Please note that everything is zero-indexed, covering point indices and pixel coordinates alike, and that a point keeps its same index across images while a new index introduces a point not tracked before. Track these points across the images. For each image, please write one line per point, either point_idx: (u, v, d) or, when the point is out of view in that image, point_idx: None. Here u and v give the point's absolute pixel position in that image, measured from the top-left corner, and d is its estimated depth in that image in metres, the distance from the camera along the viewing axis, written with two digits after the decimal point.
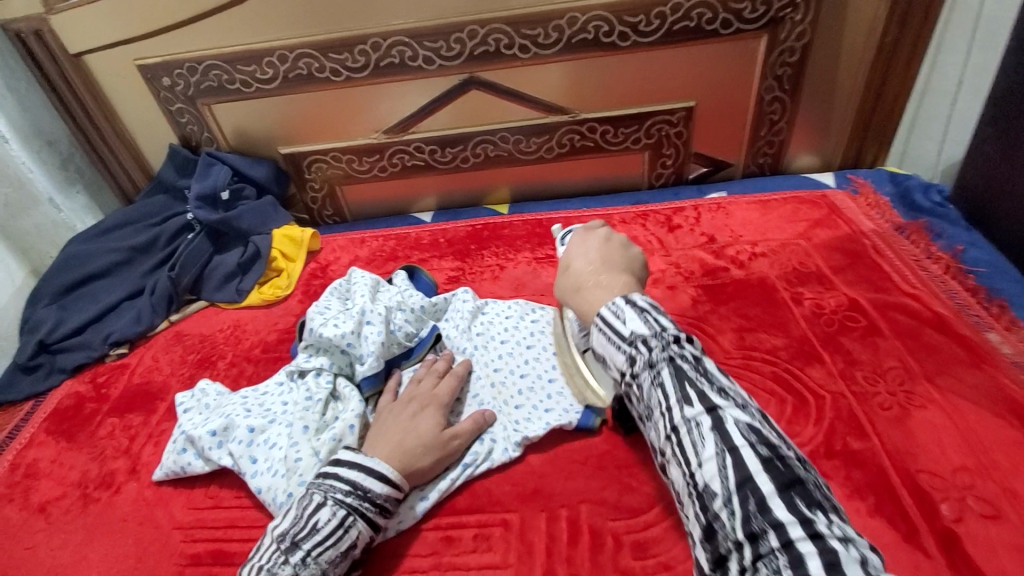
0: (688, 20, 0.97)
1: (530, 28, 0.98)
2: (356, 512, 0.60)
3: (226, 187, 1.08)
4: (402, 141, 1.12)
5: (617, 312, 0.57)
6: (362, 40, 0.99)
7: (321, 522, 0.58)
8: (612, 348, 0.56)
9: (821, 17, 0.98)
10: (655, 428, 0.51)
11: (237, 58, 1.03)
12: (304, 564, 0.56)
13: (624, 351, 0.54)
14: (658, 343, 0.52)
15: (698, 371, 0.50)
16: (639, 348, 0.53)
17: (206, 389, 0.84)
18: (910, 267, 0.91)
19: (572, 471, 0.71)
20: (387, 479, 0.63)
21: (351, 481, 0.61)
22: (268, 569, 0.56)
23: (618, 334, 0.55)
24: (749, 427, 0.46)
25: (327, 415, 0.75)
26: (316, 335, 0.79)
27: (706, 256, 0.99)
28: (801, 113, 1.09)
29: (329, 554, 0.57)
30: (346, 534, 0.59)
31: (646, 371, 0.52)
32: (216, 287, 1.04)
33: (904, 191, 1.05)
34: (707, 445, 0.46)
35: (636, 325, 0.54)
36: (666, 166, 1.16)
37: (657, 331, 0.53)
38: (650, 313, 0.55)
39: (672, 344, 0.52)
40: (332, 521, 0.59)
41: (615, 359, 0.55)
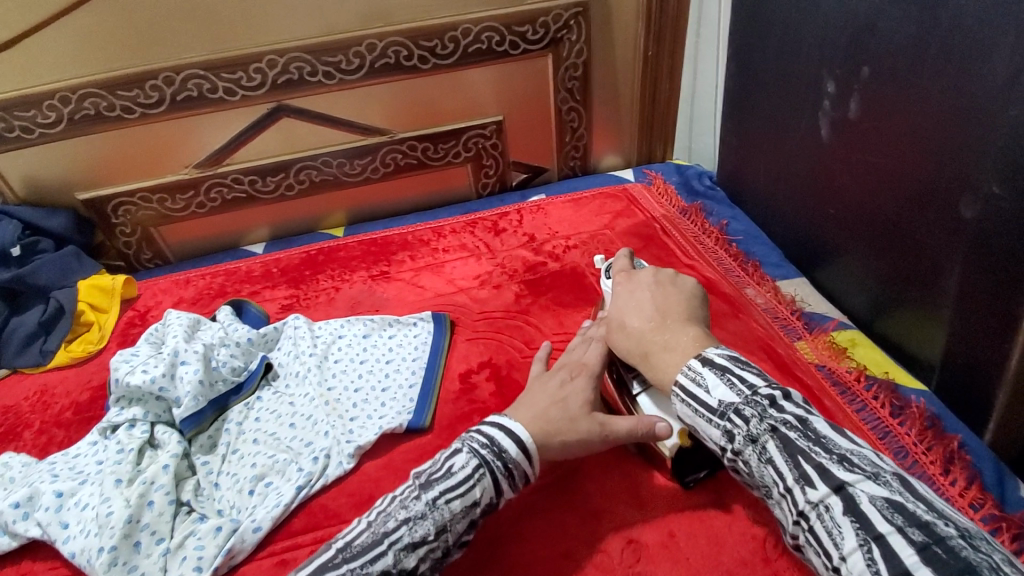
0: (479, 42, 1.07)
1: (330, 56, 1.01)
2: (486, 468, 0.58)
3: (18, 243, 0.99)
4: (217, 174, 1.09)
5: (695, 378, 0.58)
6: (151, 75, 0.96)
7: (455, 468, 0.58)
8: (703, 422, 0.57)
9: (594, 36, 1.13)
10: (779, 507, 0.52)
11: (13, 105, 0.94)
12: (433, 506, 0.55)
13: (717, 425, 0.56)
14: (751, 412, 0.54)
15: (809, 439, 0.51)
16: (734, 420, 0.54)
17: (8, 461, 0.76)
18: (689, 242, 1.07)
19: (405, 471, 0.74)
20: (522, 445, 0.60)
21: (489, 436, 0.61)
22: (399, 503, 0.56)
23: (705, 405, 0.57)
24: (887, 503, 0.45)
25: (141, 465, 0.71)
26: (124, 385, 0.76)
27: (527, 254, 1.08)
28: (596, 120, 1.24)
29: (456, 504, 0.56)
30: (473, 487, 0.57)
31: (749, 446, 0.53)
32: (16, 351, 0.94)
33: (685, 180, 1.24)
34: (845, 536, 0.45)
35: (723, 393, 0.56)
36: (489, 175, 1.24)
37: (747, 395, 0.55)
38: (733, 372, 0.57)
39: (768, 407, 0.54)
40: (464, 469, 0.58)
41: (710, 434, 0.57)
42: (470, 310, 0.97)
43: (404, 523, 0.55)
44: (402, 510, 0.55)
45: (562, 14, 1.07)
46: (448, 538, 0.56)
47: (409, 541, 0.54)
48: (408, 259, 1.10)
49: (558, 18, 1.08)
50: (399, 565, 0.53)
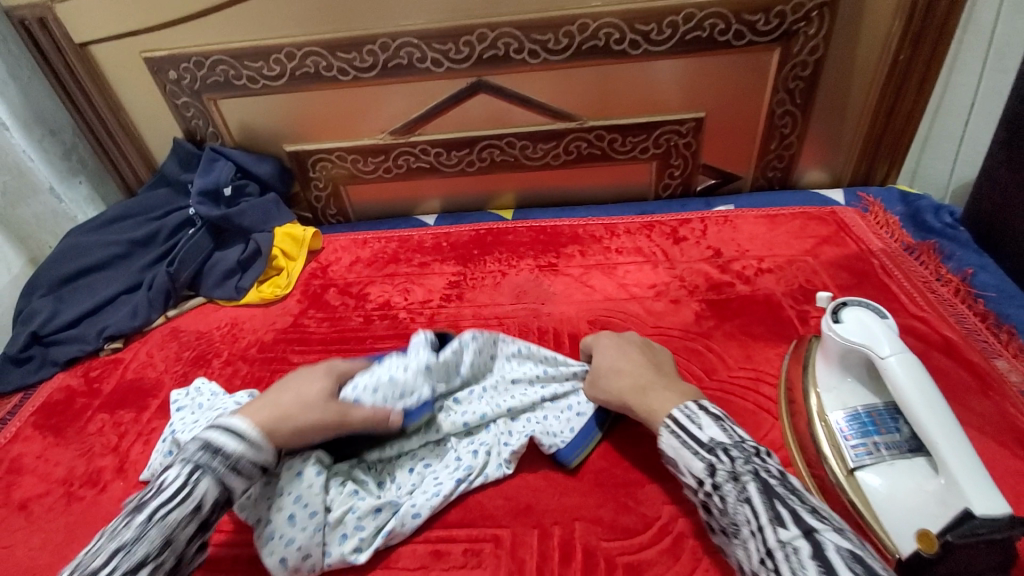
0: (700, 30, 0.96)
1: (539, 33, 0.97)
2: (201, 471, 0.56)
3: (229, 183, 1.08)
4: (408, 143, 1.11)
5: (691, 415, 0.60)
6: (370, 40, 0.99)
7: (168, 481, 0.56)
8: (688, 455, 0.58)
9: (836, 32, 0.97)
10: (745, 549, 0.51)
11: (245, 54, 1.02)
12: (149, 524, 0.53)
13: (703, 457, 0.57)
14: (739, 453, 0.56)
15: (786, 487, 0.52)
16: (720, 456, 0.56)
17: (201, 388, 0.82)
18: (918, 288, 0.89)
19: (565, 488, 0.69)
20: (242, 436, 0.58)
21: (206, 439, 0.58)
22: (112, 533, 0.53)
23: (694, 439, 0.58)
24: (850, 552, 0.46)
25: None
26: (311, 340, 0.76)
27: (711, 270, 0.97)
28: (812, 128, 1.08)
29: (176, 515, 0.54)
30: (191, 491, 0.55)
31: (729, 483, 0.54)
32: (215, 283, 1.03)
33: (915, 212, 1.03)
34: (807, 573, 0.45)
35: (715, 432, 0.58)
36: (673, 176, 1.14)
37: (738, 441, 0.57)
38: (727, 423, 0.59)
39: (753, 455, 0.56)
40: (176, 480, 0.55)
41: (691, 465, 0.57)
42: (643, 322, 0.89)
43: (120, 551, 0.52)
44: (110, 542, 0.52)
45: (806, 3, 0.93)
46: (175, 549, 0.54)
47: (127, 567, 0.51)
48: (578, 254, 1.04)
49: (799, 8, 0.94)
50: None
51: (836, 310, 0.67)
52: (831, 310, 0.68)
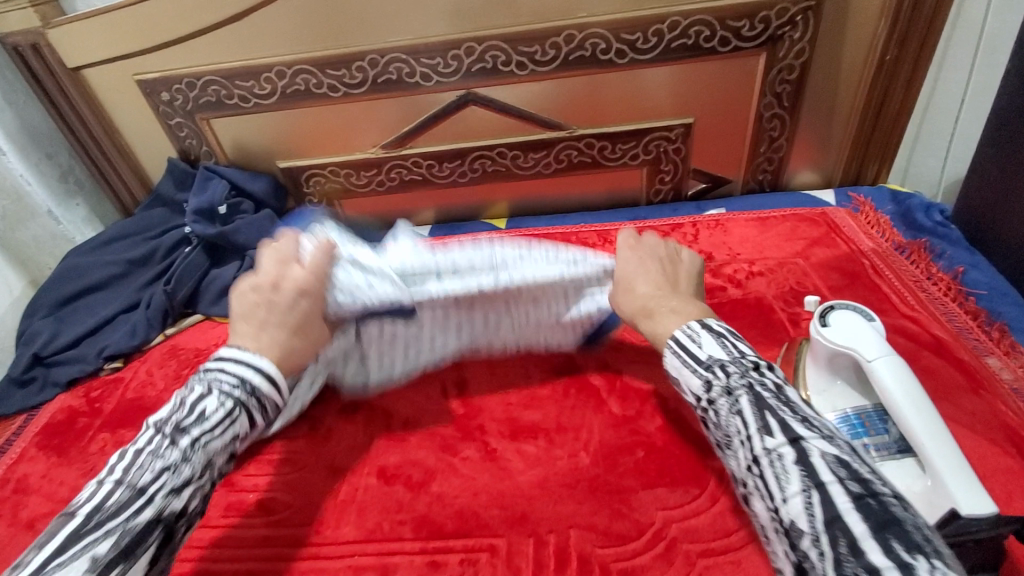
0: (686, 37, 0.97)
1: (526, 45, 0.98)
2: (241, 406, 0.60)
3: (223, 202, 1.09)
4: (400, 156, 1.12)
5: (692, 335, 0.60)
6: (359, 56, 1.00)
7: (207, 411, 0.58)
8: (687, 372, 0.58)
9: (820, 35, 0.97)
10: (735, 458, 0.52)
11: (236, 74, 1.03)
12: (193, 448, 0.56)
13: (699, 374, 0.57)
14: (735, 368, 0.55)
15: (778, 399, 0.52)
16: (717, 373, 0.56)
17: None
18: (908, 286, 0.89)
19: (560, 496, 0.69)
20: (271, 379, 0.63)
21: (238, 375, 0.61)
22: (150, 453, 0.54)
23: (693, 358, 0.58)
24: (836, 459, 0.46)
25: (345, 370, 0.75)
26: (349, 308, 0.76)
27: (702, 274, 0.97)
28: (801, 130, 1.09)
29: (217, 443, 0.57)
30: (232, 425, 0.59)
31: (723, 397, 0.54)
32: (212, 301, 1.05)
33: (905, 210, 1.03)
34: (791, 480, 0.46)
35: (713, 350, 0.58)
36: (664, 181, 1.15)
37: (735, 356, 0.57)
38: (727, 337, 0.59)
39: (750, 368, 0.55)
40: (218, 411, 0.58)
41: (690, 384, 0.58)
42: None
43: (165, 471, 0.54)
44: (157, 460, 0.54)
45: (790, 7, 0.94)
46: (213, 474, 0.58)
47: (173, 485, 0.54)
48: None
49: (783, 12, 0.94)
50: (165, 511, 0.53)
51: (825, 314, 0.68)
52: (819, 314, 0.68)
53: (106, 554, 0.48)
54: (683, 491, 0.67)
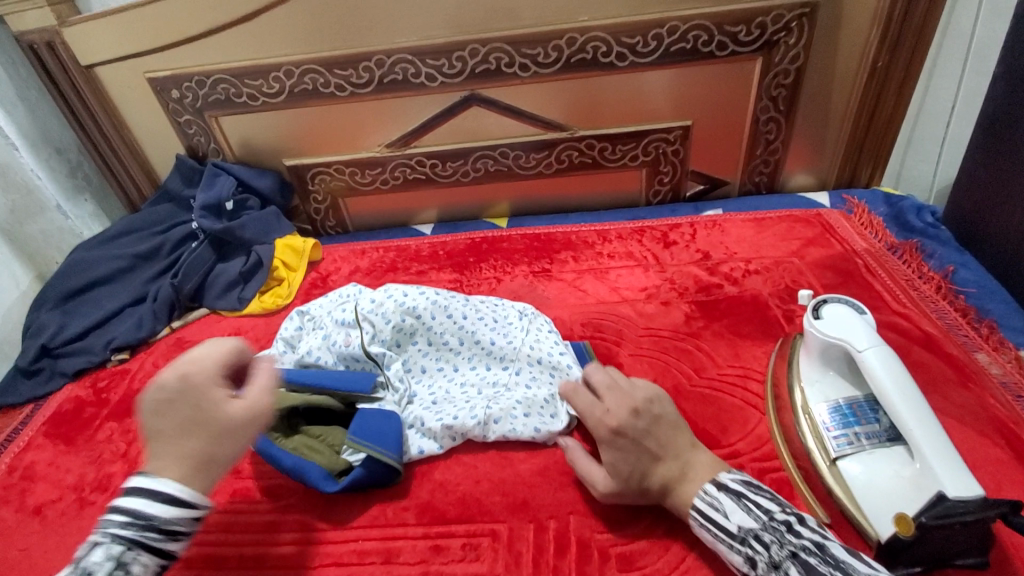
0: (685, 42, 1.00)
1: (529, 48, 1.01)
2: (132, 546, 0.52)
3: (230, 198, 1.11)
4: (404, 155, 1.15)
5: (711, 502, 0.59)
6: (366, 56, 1.02)
7: (90, 565, 0.50)
8: (725, 545, 0.57)
9: (815, 41, 1.00)
10: None
11: (245, 73, 1.06)
12: None
13: (739, 550, 0.56)
14: (770, 536, 0.54)
15: (826, 560, 0.51)
16: (755, 547, 0.54)
17: None
18: (900, 286, 0.91)
19: (560, 483, 0.71)
20: (174, 502, 0.53)
21: (128, 510, 0.53)
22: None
23: (723, 530, 0.57)
24: None
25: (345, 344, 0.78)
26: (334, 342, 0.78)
27: (700, 272, 0.99)
28: (796, 133, 1.11)
29: None
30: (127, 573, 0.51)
31: (772, 573, 0.53)
32: (217, 295, 1.06)
33: (898, 212, 1.06)
34: None
35: (740, 518, 0.56)
36: (663, 182, 1.18)
37: (765, 521, 0.55)
38: (748, 497, 0.58)
39: (784, 532, 0.54)
40: (104, 562, 0.51)
41: (733, 559, 0.56)
42: (634, 324, 0.92)
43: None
44: None
45: (785, 14, 0.97)
46: None
47: None
48: (571, 260, 1.07)
49: (778, 19, 0.97)
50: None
51: (819, 308, 0.70)
52: (813, 308, 0.70)
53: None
54: None
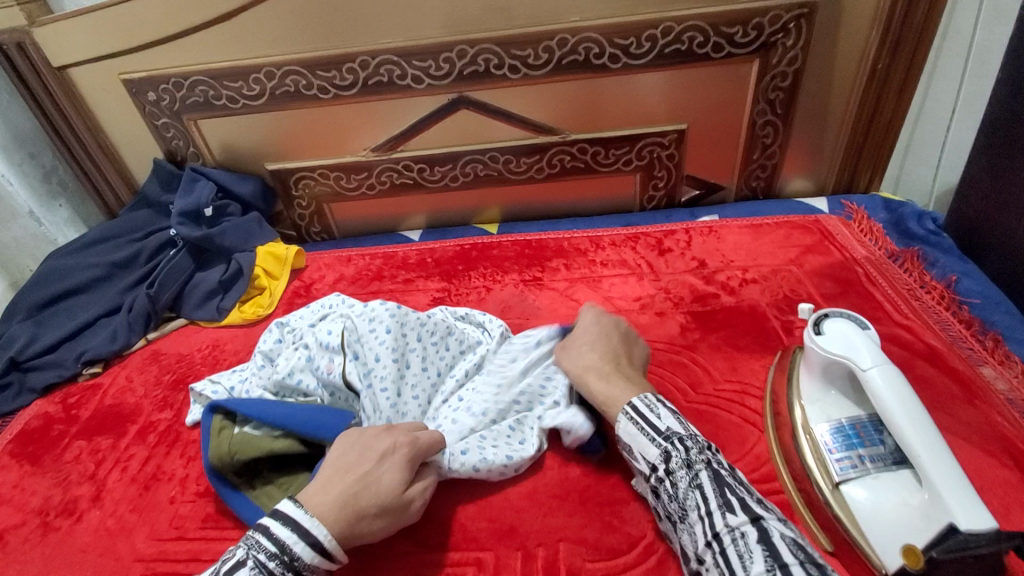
0: (679, 43, 0.97)
1: (519, 49, 0.97)
2: None
3: (210, 203, 1.06)
4: (391, 160, 1.11)
5: (650, 405, 0.62)
6: (349, 58, 0.98)
7: None
8: (644, 441, 0.60)
9: (814, 43, 0.97)
10: (692, 532, 0.54)
11: (225, 74, 1.02)
12: None
13: (658, 444, 0.59)
14: (693, 444, 0.58)
15: (735, 480, 0.55)
16: (676, 445, 0.58)
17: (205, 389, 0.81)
18: (902, 296, 0.88)
19: (549, 507, 0.67)
20: (319, 544, 0.54)
21: (279, 542, 0.53)
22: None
23: (653, 427, 0.60)
24: (794, 542, 0.48)
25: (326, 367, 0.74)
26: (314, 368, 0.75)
27: (695, 281, 0.96)
28: (793, 137, 1.08)
29: None
30: None
31: (683, 470, 0.56)
32: (196, 305, 1.02)
33: (898, 219, 1.03)
34: (755, 559, 0.47)
35: (671, 421, 0.60)
36: (658, 188, 1.14)
37: (692, 433, 0.59)
38: (682, 415, 0.62)
39: (707, 448, 0.58)
40: None
41: (647, 453, 0.59)
42: None
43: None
44: None
45: (782, 14, 0.94)
46: None
47: None
48: (563, 268, 1.03)
49: (776, 19, 0.94)
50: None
51: (820, 322, 0.67)
52: (814, 322, 0.67)
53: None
54: None
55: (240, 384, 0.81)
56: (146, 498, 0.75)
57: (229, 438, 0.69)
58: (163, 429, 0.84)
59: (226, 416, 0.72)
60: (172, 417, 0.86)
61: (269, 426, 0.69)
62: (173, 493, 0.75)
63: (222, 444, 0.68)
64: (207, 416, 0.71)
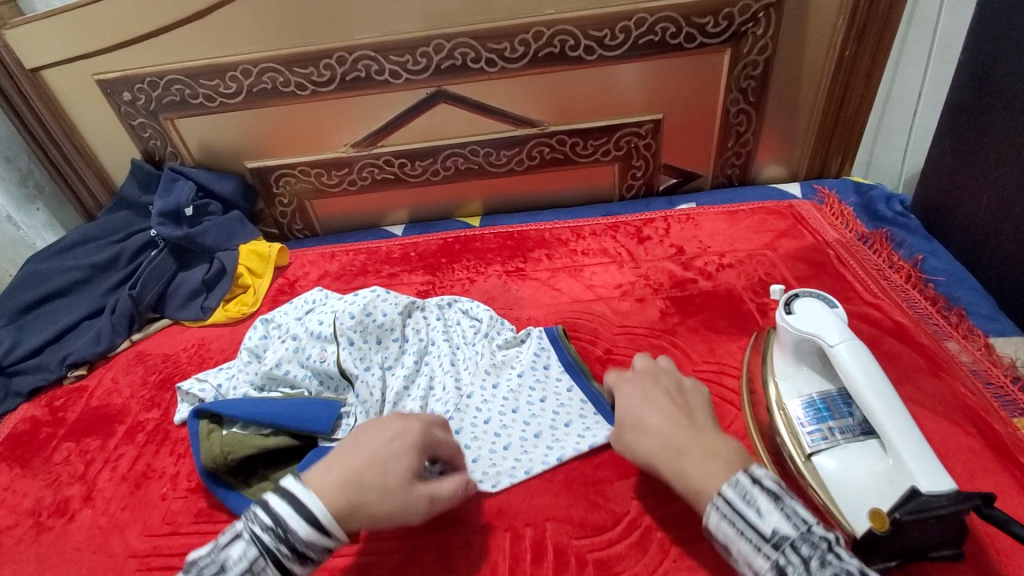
0: (652, 34, 0.98)
1: (495, 43, 0.98)
2: (268, 557, 0.51)
3: (190, 203, 1.06)
4: (371, 155, 1.11)
5: (744, 495, 0.50)
6: (326, 54, 0.99)
7: (230, 560, 0.51)
8: (747, 548, 0.49)
9: (783, 32, 1.00)
10: None
11: (200, 73, 1.01)
12: None
13: (768, 556, 0.47)
14: (809, 550, 0.46)
15: None
16: (788, 556, 0.46)
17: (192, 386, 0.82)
18: (872, 275, 0.91)
19: (535, 489, 0.69)
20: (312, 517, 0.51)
21: (273, 515, 0.52)
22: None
23: (754, 530, 0.48)
24: None
25: (315, 355, 0.76)
26: (304, 356, 0.77)
27: (674, 267, 0.99)
28: (766, 124, 1.11)
29: None
30: None
31: None
32: (180, 304, 1.02)
33: (868, 202, 1.06)
34: None
35: (777, 521, 0.48)
36: (636, 177, 1.17)
37: (802, 530, 0.47)
38: (786, 501, 0.49)
39: (826, 551, 0.46)
40: (241, 561, 0.50)
41: (754, 564, 0.48)
42: (609, 322, 0.90)
43: None
44: None
45: (751, 5, 0.96)
46: None
47: None
48: (545, 258, 1.05)
49: (746, 10, 0.96)
50: None
51: (791, 302, 0.69)
52: (786, 303, 0.70)
53: None
54: (655, 480, 0.68)
55: (227, 381, 0.82)
56: (138, 495, 0.76)
57: (219, 439, 0.70)
58: (151, 428, 0.84)
59: (212, 420, 0.74)
60: (160, 416, 0.86)
61: (257, 426, 0.71)
62: (165, 490, 0.75)
63: (214, 446, 0.70)
64: (193, 422, 0.73)
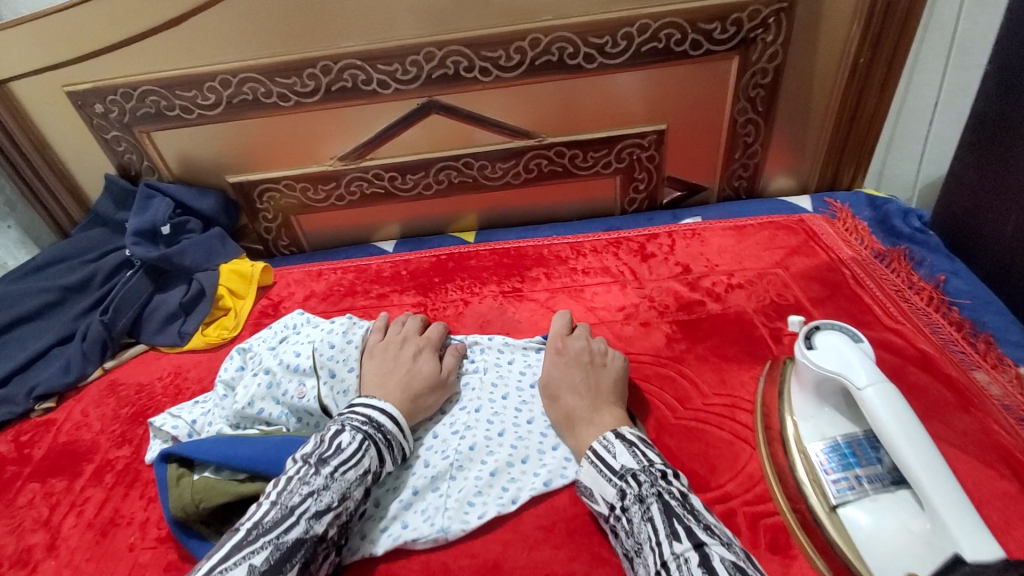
0: (656, 41, 0.93)
1: (490, 50, 0.93)
2: (371, 441, 0.62)
3: (167, 221, 1.01)
4: (359, 168, 1.06)
5: (607, 445, 0.62)
6: (310, 63, 0.93)
7: (343, 444, 0.60)
8: (603, 480, 0.59)
9: (793, 38, 0.94)
10: (643, 566, 0.53)
11: (176, 83, 0.95)
12: (332, 478, 0.57)
13: (615, 483, 0.58)
14: (646, 478, 0.57)
15: (684, 507, 0.54)
16: (629, 482, 0.57)
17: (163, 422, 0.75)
18: (890, 297, 0.86)
19: (534, 540, 0.63)
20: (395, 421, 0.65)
21: (365, 415, 0.64)
22: (298, 479, 0.56)
23: (608, 466, 0.60)
24: (733, 564, 0.48)
25: (291, 390, 0.70)
26: (279, 391, 0.70)
27: (680, 288, 0.93)
28: (774, 135, 1.06)
29: (351, 474, 0.58)
30: (363, 457, 0.60)
31: (636, 504, 0.55)
32: (157, 329, 0.97)
33: (883, 216, 1.01)
34: None
35: (626, 459, 0.59)
36: (639, 190, 1.11)
37: (646, 464, 0.58)
38: (639, 447, 0.61)
39: (659, 478, 0.57)
40: (352, 443, 0.60)
41: (605, 492, 0.59)
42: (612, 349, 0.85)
43: (310, 496, 0.55)
44: (304, 486, 0.55)
45: (761, 10, 0.90)
46: (349, 505, 0.58)
47: (316, 510, 0.55)
48: (543, 277, 0.99)
49: (755, 15, 0.91)
50: (309, 533, 0.54)
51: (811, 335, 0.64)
52: (806, 334, 0.64)
53: (263, 564, 0.50)
54: None
55: (202, 416, 0.76)
56: (103, 545, 0.70)
57: (189, 486, 0.64)
58: (121, 468, 0.78)
59: (182, 464, 0.67)
60: (131, 454, 0.80)
61: (231, 470, 0.64)
62: (132, 539, 0.70)
63: (184, 494, 0.63)
64: (159, 467, 0.66)
